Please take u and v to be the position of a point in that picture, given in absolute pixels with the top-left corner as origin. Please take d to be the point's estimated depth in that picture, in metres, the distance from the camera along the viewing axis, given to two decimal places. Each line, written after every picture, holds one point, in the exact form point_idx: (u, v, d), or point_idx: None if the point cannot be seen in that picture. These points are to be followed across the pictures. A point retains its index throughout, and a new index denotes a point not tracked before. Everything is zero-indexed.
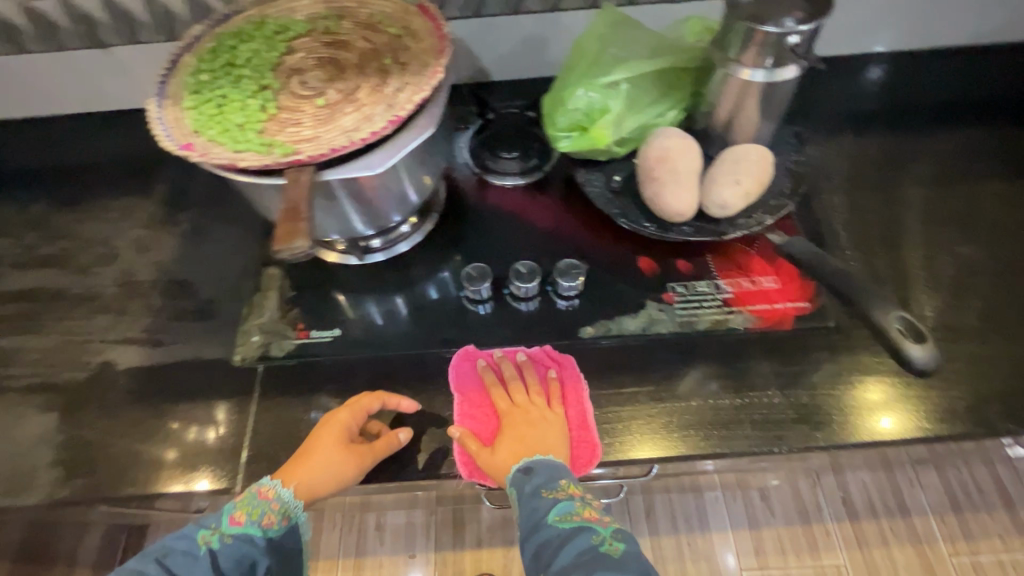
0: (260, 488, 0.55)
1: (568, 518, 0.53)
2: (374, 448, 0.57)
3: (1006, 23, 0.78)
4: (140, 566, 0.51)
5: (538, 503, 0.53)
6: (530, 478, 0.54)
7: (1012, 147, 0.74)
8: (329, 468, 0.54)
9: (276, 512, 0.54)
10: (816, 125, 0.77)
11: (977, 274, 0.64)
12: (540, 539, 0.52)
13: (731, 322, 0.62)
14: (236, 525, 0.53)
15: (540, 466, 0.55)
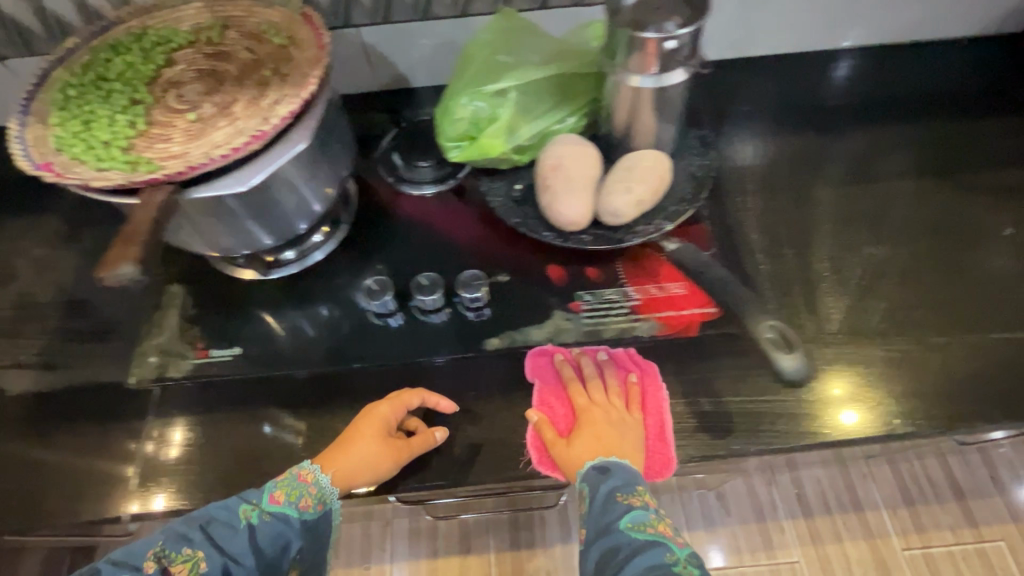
0: (302, 472, 0.53)
1: (640, 528, 0.48)
2: (411, 444, 0.56)
3: (939, 17, 0.80)
4: (183, 531, 0.49)
5: (609, 504, 0.49)
6: (606, 477, 0.51)
7: (955, 139, 0.75)
8: (369, 456, 0.54)
9: (315, 497, 0.52)
10: (734, 126, 0.77)
11: (883, 275, 0.64)
12: (605, 545, 0.47)
13: (637, 329, 0.61)
14: (276, 505, 0.51)
15: (617, 467, 0.52)
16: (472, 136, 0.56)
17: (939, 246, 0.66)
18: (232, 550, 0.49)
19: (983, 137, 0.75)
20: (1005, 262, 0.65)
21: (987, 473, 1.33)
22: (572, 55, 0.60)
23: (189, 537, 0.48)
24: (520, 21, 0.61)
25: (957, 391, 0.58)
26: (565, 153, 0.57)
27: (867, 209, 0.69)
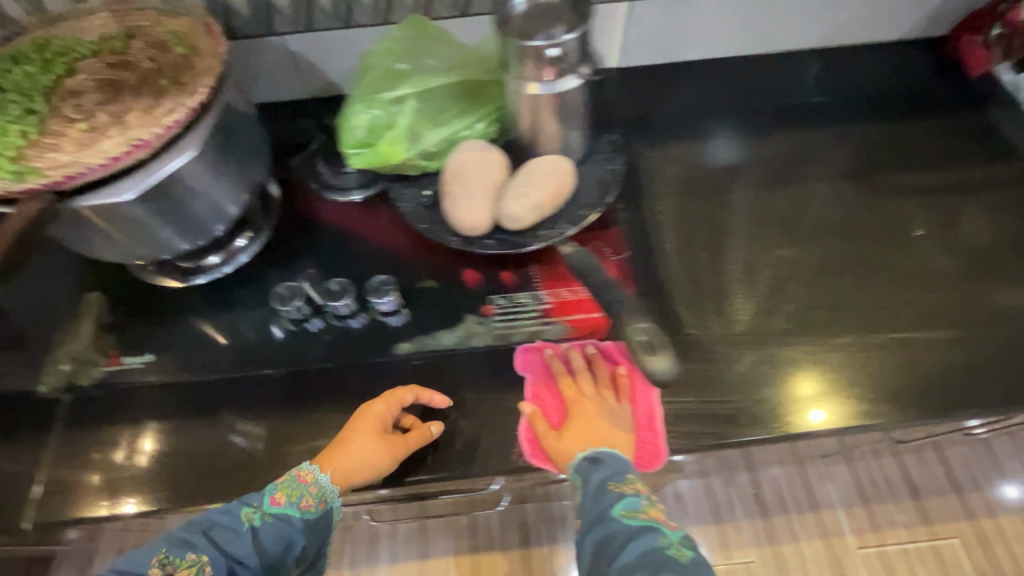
0: (299, 472, 0.54)
1: (633, 515, 0.49)
2: (407, 440, 0.56)
3: (863, 23, 0.82)
4: (186, 538, 0.49)
5: (601, 493, 0.50)
6: (597, 466, 0.52)
7: (878, 144, 0.79)
8: (365, 456, 0.54)
9: (315, 496, 0.52)
10: (655, 133, 0.79)
11: (793, 276, 0.65)
12: (600, 533, 0.48)
13: (546, 333, 0.62)
14: (277, 506, 0.51)
15: (608, 457, 0.53)
16: (370, 144, 0.57)
17: (848, 248, 0.67)
18: (236, 552, 0.49)
19: (890, 143, 0.79)
20: (910, 263, 0.66)
21: (943, 471, 1.34)
22: (475, 63, 0.61)
23: (193, 542, 0.48)
24: (433, 29, 0.61)
25: (858, 390, 0.58)
26: (468, 159, 0.58)
27: (778, 212, 0.70)
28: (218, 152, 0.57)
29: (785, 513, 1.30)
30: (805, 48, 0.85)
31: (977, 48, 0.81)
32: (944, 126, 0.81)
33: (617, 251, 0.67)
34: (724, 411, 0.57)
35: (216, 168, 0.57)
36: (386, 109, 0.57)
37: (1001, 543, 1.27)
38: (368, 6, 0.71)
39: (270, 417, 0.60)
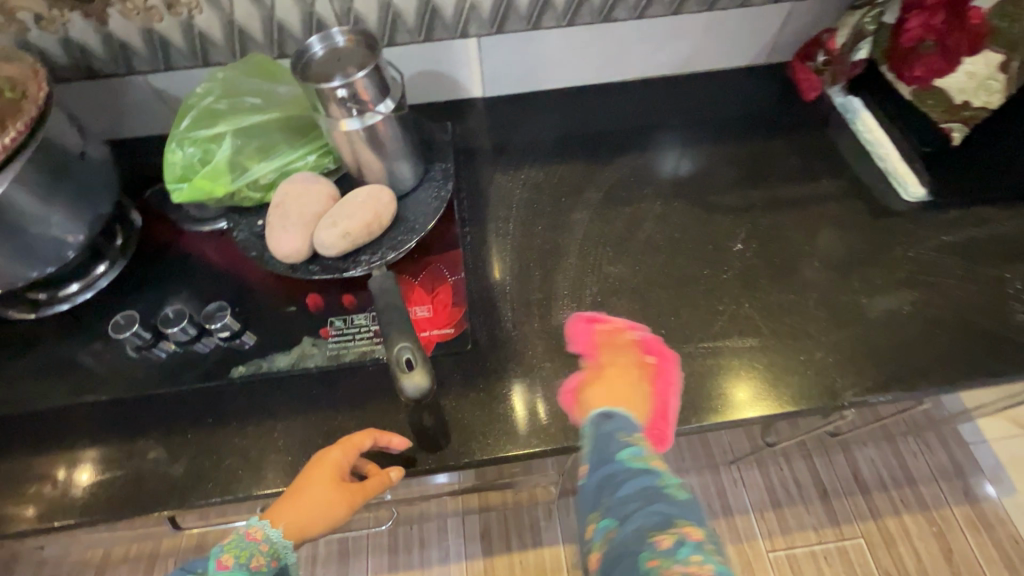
0: (248, 529, 0.54)
1: (639, 464, 0.49)
2: (364, 487, 0.58)
3: (710, 52, 0.88)
4: None
5: (611, 441, 0.50)
6: (609, 420, 0.53)
7: (729, 160, 0.82)
8: (327, 508, 0.55)
9: (266, 554, 0.53)
10: (511, 158, 0.84)
11: (618, 292, 0.69)
12: (603, 474, 0.49)
13: (376, 352, 0.65)
14: (224, 569, 0.51)
15: (618, 413, 0.53)
16: (187, 179, 0.61)
17: (673, 264, 0.71)
18: None
19: (736, 159, 0.82)
20: (727, 275, 0.70)
21: (851, 471, 1.39)
22: (292, 100, 0.65)
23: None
24: (274, 67, 0.65)
25: None
26: (291, 190, 0.61)
27: (613, 230, 0.75)
28: (45, 191, 0.60)
29: None
30: (661, 75, 0.91)
31: (811, 73, 0.84)
32: (793, 143, 0.83)
33: (455, 271, 0.70)
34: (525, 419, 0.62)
35: (46, 201, 0.60)
36: (197, 145, 0.61)
37: (903, 540, 1.32)
38: (222, 47, 0.75)
39: (110, 440, 0.64)
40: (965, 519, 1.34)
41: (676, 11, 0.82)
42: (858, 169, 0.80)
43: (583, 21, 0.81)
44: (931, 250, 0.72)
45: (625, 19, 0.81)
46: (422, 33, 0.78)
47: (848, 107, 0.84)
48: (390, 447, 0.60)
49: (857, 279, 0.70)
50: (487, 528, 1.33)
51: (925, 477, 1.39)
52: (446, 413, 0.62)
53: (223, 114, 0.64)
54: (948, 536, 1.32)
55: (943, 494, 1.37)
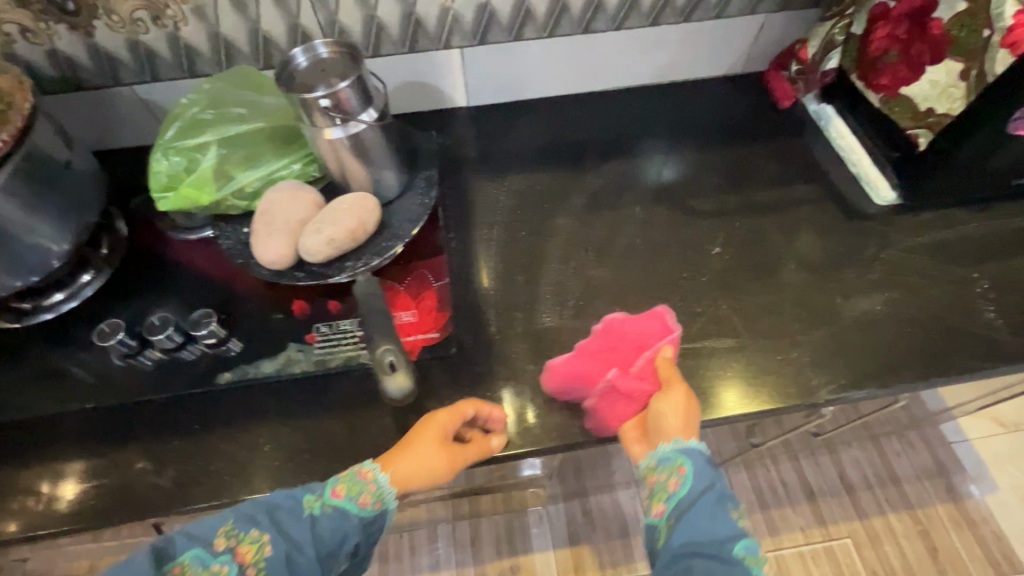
0: (362, 469, 0.56)
1: (754, 563, 0.48)
2: (466, 452, 0.58)
3: (688, 62, 0.91)
4: (250, 515, 0.51)
5: (725, 522, 0.51)
6: (716, 481, 0.54)
7: (707, 166, 0.85)
8: (430, 463, 0.56)
9: (373, 494, 0.54)
10: (495, 166, 0.85)
11: (599, 295, 0.71)
12: (713, 559, 0.48)
13: (362, 356, 0.66)
14: (337, 498, 0.53)
15: (721, 475, 0.55)
16: (171, 188, 0.62)
17: (654, 267, 0.73)
18: (295, 537, 0.50)
19: (715, 165, 0.85)
20: (706, 278, 0.72)
21: (837, 472, 1.41)
22: (276, 110, 0.66)
23: (257, 519, 0.50)
24: (259, 78, 0.66)
25: None
26: (276, 198, 0.62)
27: (594, 235, 0.76)
28: (29, 200, 0.60)
29: None
30: (641, 85, 0.93)
31: (784, 82, 0.88)
32: (769, 150, 0.86)
33: (440, 277, 0.72)
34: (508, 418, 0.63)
35: (29, 209, 0.60)
36: (181, 154, 0.62)
37: (889, 539, 1.34)
38: (208, 58, 0.76)
39: (97, 447, 0.64)
40: (949, 518, 1.36)
41: (654, 22, 0.84)
42: (832, 174, 0.82)
43: (564, 32, 0.83)
44: (902, 251, 0.74)
45: (604, 30, 0.84)
46: (406, 44, 0.80)
47: (822, 114, 0.87)
48: (490, 419, 0.61)
49: (833, 280, 0.71)
50: (477, 535, 1.34)
51: (909, 476, 1.41)
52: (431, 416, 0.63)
53: (207, 124, 0.65)
54: (933, 535, 1.34)
55: (926, 493, 1.39)
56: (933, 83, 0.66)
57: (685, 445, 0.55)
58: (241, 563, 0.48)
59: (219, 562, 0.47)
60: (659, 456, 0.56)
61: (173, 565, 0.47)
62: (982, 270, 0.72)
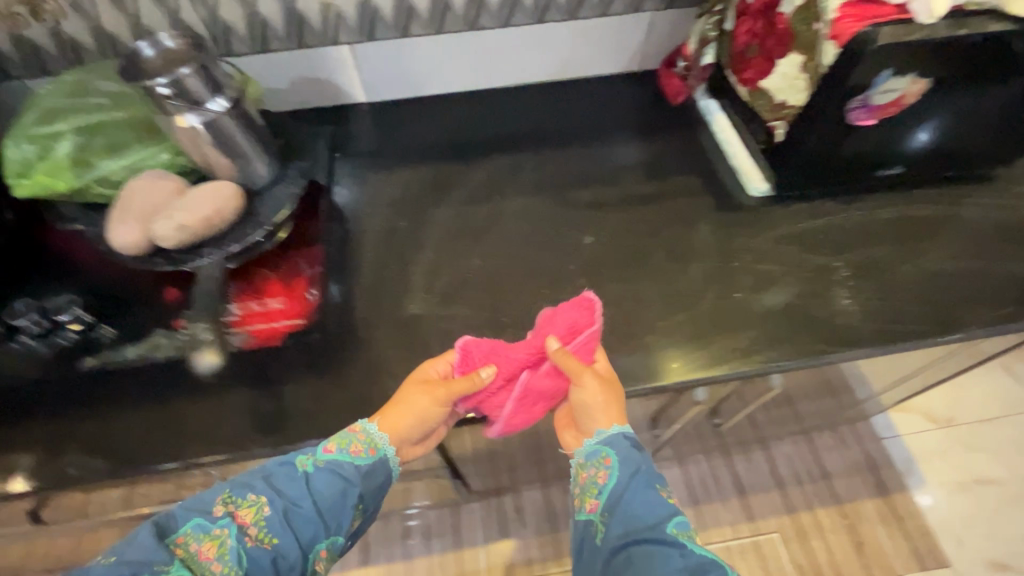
0: (351, 427, 0.60)
1: (686, 536, 0.52)
2: (449, 389, 0.60)
3: (582, 59, 0.93)
4: (246, 482, 0.53)
5: (657, 503, 0.54)
6: (642, 459, 0.58)
7: (594, 160, 0.87)
8: (415, 401, 0.60)
9: (364, 441, 0.58)
10: (387, 160, 0.87)
11: (467, 282, 0.72)
12: (647, 539, 0.51)
13: (224, 341, 0.67)
14: (328, 453, 0.57)
15: (646, 458, 0.59)
16: (23, 174, 0.64)
17: (525, 256, 0.75)
18: (290, 494, 0.53)
19: (602, 159, 0.87)
20: (574, 266, 0.74)
21: (769, 467, 1.42)
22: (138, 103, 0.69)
23: (253, 484, 0.53)
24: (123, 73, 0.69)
25: None
26: (137, 187, 0.64)
27: (472, 227, 0.78)
28: None
29: None
30: (538, 82, 0.95)
31: (674, 78, 0.89)
32: (657, 145, 0.88)
33: (313, 265, 0.73)
34: (361, 399, 0.64)
35: None
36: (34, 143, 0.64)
37: (816, 534, 1.34)
38: (94, 52, 0.77)
39: None
40: (878, 513, 1.36)
41: (542, 19, 0.86)
42: (713, 168, 0.84)
43: (452, 29, 0.85)
44: (769, 240, 0.76)
45: (491, 27, 0.86)
46: (294, 41, 0.82)
47: (706, 109, 0.88)
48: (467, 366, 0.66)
49: (698, 268, 0.73)
50: (408, 531, 1.34)
51: (839, 472, 1.42)
52: (283, 398, 0.64)
53: (66, 115, 0.66)
54: (860, 530, 1.34)
55: (856, 488, 1.40)
56: (783, 74, 0.69)
57: (608, 434, 0.59)
58: (242, 524, 0.50)
59: (219, 526, 0.50)
60: (586, 451, 0.60)
61: (176, 537, 0.49)
62: (842, 257, 0.74)
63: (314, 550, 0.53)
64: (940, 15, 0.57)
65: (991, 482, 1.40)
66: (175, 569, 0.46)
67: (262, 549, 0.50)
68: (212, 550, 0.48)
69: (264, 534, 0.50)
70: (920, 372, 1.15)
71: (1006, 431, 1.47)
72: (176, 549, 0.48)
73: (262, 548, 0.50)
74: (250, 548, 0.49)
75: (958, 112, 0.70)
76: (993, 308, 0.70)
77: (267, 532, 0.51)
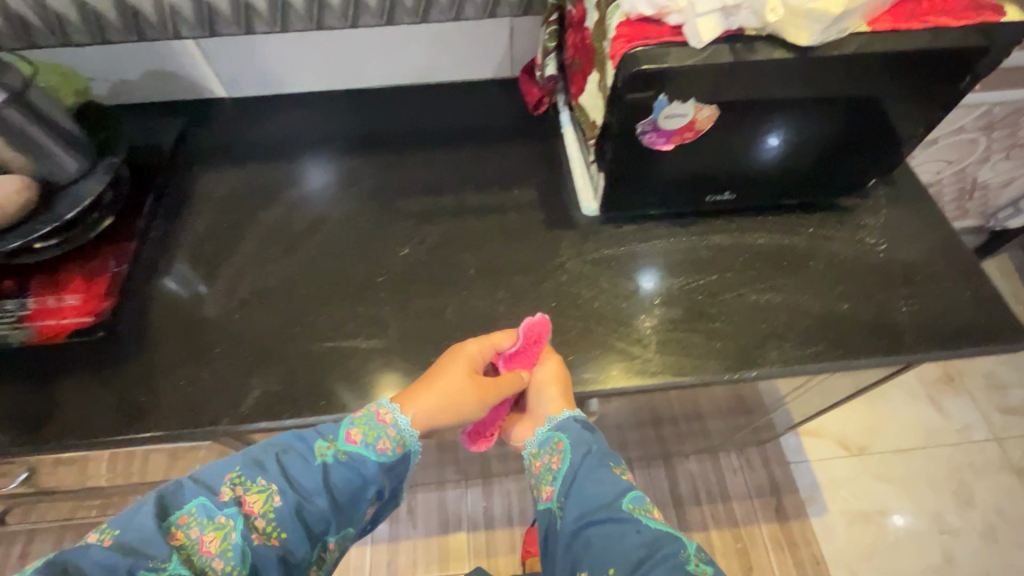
0: (378, 411, 0.58)
1: (643, 512, 0.52)
2: (497, 386, 0.63)
3: (444, 64, 0.91)
4: (259, 462, 0.53)
5: (618, 483, 0.55)
6: (593, 436, 0.60)
7: (438, 167, 0.85)
8: (458, 392, 0.60)
9: (393, 439, 0.57)
10: (231, 158, 0.86)
11: (270, 289, 0.72)
12: (603, 517, 0.52)
13: (11, 336, 0.65)
14: (352, 445, 0.56)
15: (600, 438, 0.60)
16: None
17: (336, 266, 0.74)
18: (304, 485, 0.53)
19: (448, 168, 0.85)
20: (381, 279, 0.72)
21: (668, 485, 1.40)
22: None
23: (266, 469, 0.52)
24: None
25: (258, 394, 0.64)
26: None
27: (292, 233, 0.77)
28: None
29: (507, 525, 1.37)
30: (402, 85, 0.93)
31: (534, 87, 0.87)
32: (506, 156, 0.86)
33: (121, 263, 0.72)
34: (133, 400, 0.64)
35: None
36: None
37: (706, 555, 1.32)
38: None
39: None
40: (772, 538, 1.34)
41: (391, 20, 0.83)
42: (554, 182, 0.82)
43: (297, 26, 0.83)
44: (586, 261, 0.74)
45: (338, 27, 0.83)
46: (133, 33, 0.80)
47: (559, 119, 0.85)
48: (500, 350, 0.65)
49: (503, 288, 0.71)
50: None
51: (740, 494, 1.39)
52: (56, 394, 0.65)
53: None
54: (751, 554, 1.32)
55: (754, 511, 1.37)
56: (590, 92, 0.66)
57: (558, 420, 0.62)
58: (250, 513, 0.50)
59: (225, 514, 0.49)
60: (541, 438, 0.62)
61: (178, 517, 0.48)
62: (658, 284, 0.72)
63: (322, 541, 0.54)
64: (709, 41, 0.53)
65: (893, 515, 1.36)
66: (172, 567, 0.45)
67: (269, 545, 0.50)
68: (214, 542, 0.48)
69: (271, 528, 0.50)
70: (804, 400, 1.12)
71: (919, 463, 1.42)
72: (176, 534, 0.47)
73: (269, 544, 0.50)
74: (256, 544, 0.49)
75: (778, 140, 0.66)
76: (803, 344, 0.67)
77: (276, 527, 0.50)
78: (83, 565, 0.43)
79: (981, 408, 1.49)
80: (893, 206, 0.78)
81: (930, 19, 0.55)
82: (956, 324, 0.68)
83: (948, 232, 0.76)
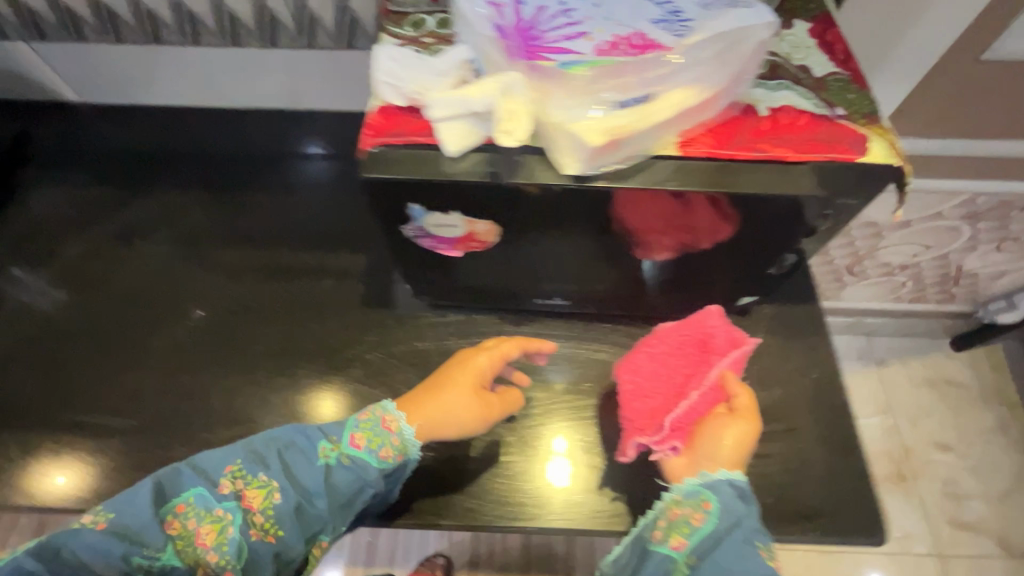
0: (384, 416, 0.51)
1: None
2: (501, 403, 0.55)
3: (308, 93, 0.81)
4: (261, 455, 0.47)
5: (751, 560, 0.43)
6: (747, 505, 0.46)
7: (273, 214, 0.75)
8: (461, 407, 0.52)
9: (396, 447, 0.49)
10: (59, 172, 0.79)
11: (39, 341, 0.65)
12: None
13: None
14: (356, 449, 0.49)
15: (754, 512, 0.46)
16: None
17: (120, 322, 0.66)
18: (306, 484, 0.47)
19: (284, 216, 0.75)
20: (161, 345, 0.65)
21: None
22: None
23: (267, 463, 0.47)
24: None
25: None
26: None
27: (89, 275, 0.70)
28: None
29: None
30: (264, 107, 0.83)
31: None
32: (352, 207, 0.76)
33: None
34: None
35: None
36: None
37: None
38: None
39: None
40: None
41: (236, 41, 0.74)
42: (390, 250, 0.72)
43: (132, 38, 0.74)
44: (390, 355, 0.64)
45: (178, 43, 0.74)
46: None
47: None
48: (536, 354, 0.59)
49: (288, 376, 0.63)
50: None
51: None
52: None
53: None
54: None
55: None
56: None
57: (712, 478, 0.47)
58: (247, 509, 0.45)
59: (223, 508, 0.44)
60: (682, 487, 0.48)
61: (175, 505, 0.43)
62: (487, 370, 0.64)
63: (315, 541, 0.48)
64: (468, 149, 0.41)
65: None
66: (166, 558, 0.41)
67: (266, 542, 0.45)
68: (211, 535, 0.42)
69: (269, 526, 0.45)
70: None
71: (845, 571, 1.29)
72: (171, 522, 0.42)
73: (265, 541, 0.45)
74: (253, 541, 0.44)
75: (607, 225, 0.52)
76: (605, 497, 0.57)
77: (273, 524, 0.45)
78: (75, 550, 0.39)
79: (928, 517, 1.34)
80: (773, 333, 0.65)
81: (761, 146, 0.42)
82: (796, 503, 0.56)
83: (825, 375, 0.63)
